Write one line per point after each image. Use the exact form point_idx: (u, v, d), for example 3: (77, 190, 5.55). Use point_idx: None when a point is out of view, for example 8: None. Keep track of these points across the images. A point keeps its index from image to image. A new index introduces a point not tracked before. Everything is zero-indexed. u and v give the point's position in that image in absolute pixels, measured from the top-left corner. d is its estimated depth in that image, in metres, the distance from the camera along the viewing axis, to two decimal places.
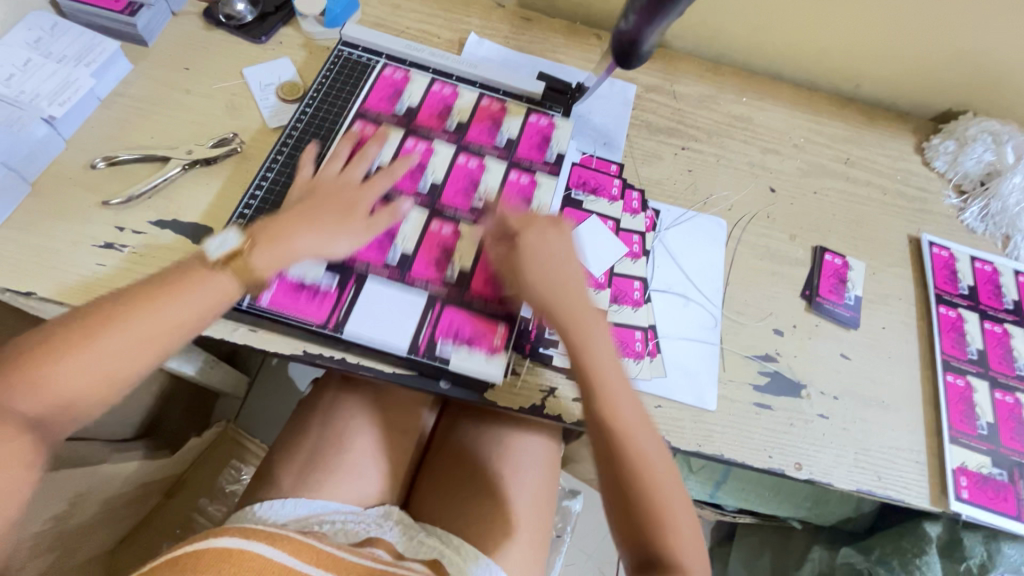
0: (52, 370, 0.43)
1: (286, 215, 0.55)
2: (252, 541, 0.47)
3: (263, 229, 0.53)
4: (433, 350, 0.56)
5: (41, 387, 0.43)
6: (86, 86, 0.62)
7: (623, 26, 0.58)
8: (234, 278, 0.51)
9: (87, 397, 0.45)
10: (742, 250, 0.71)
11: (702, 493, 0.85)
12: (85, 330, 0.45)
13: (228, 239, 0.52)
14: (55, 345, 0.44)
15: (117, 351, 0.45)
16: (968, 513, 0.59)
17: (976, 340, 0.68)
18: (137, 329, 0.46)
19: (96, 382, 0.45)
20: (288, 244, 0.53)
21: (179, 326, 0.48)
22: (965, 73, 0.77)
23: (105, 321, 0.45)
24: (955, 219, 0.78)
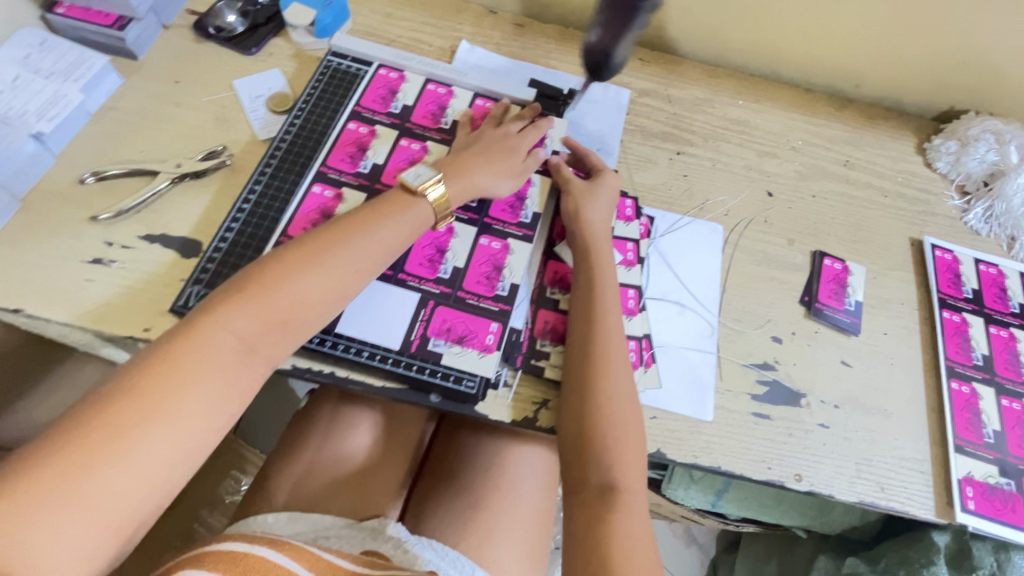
0: (286, 291, 0.48)
1: (467, 153, 0.61)
2: (253, 544, 0.46)
3: (449, 164, 0.59)
4: (426, 346, 0.55)
5: (277, 305, 0.47)
6: (75, 102, 0.62)
7: (590, 39, 0.61)
8: (432, 209, 0.57)
9: (302, 319, 0.49)
10: (740, 256, 0.70)
11: (703, 502, 0.80)
12: (310, 248, 0.50)
13: (423, 172, 0.57)
14: (266, 270, 0.48)
15: (330, 275, 0.50)
16: (974, 525, 0.57)
17: (982, 346, 0.66)
18: (345, 256, 0.51)
19: (315, 303, 0.49)
20: (471, 177, 0.59)
21: (366, 259, 0.52)
22: (966, 73, 0.75)
23: (304, 248, 0.50)
24: (958, 220, 0.77)
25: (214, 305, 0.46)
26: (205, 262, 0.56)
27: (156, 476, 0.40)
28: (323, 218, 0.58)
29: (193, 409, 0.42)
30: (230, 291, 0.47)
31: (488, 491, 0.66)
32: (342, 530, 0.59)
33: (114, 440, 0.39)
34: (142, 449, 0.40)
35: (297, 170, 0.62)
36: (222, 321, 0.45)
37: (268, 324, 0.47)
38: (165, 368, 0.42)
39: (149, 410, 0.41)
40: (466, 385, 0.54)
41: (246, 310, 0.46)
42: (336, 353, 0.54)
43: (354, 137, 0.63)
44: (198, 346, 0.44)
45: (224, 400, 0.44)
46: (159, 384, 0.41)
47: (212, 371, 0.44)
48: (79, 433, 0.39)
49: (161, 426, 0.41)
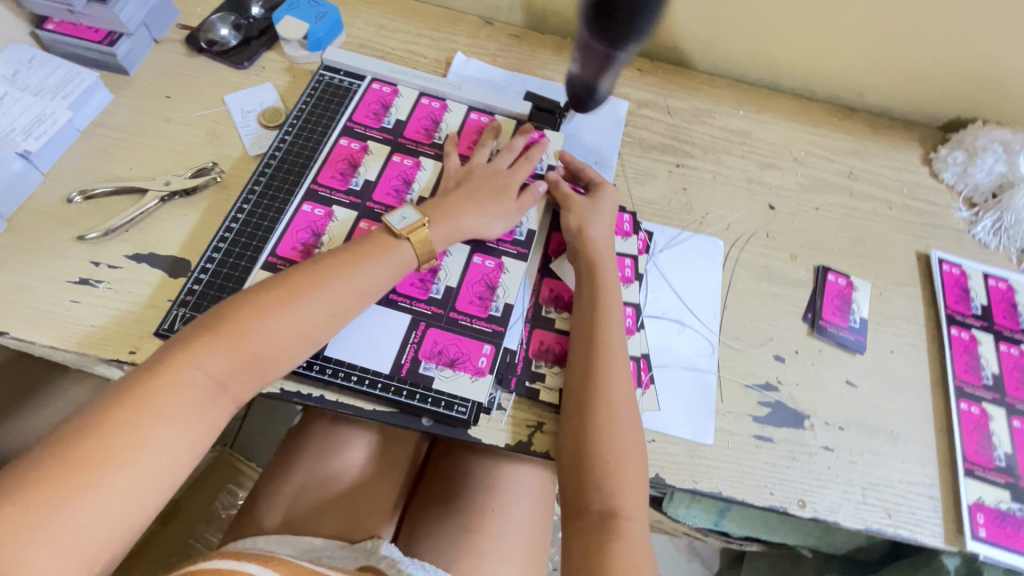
0: (259, 330, 0.46)
1: (457, 193, 0.59)
2: (242, 561, 0.44)
3: (439, 206, 0.58)
4: (417, 370, 0.54)
5: (248, 346, 0.46)
6: (62, 119, 0.61)
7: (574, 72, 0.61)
8: (414, 251, 0.55)
9: (275, 359, 0.47)
10: (740, 272, 0.68)
11: (705, 521, 0.76)
12: (291, 286, 0.49)
13: (408, 214, 0.56)
14: (238, 309, 0.47)
15: (306, 314, 0.48)
16: (985, 553, 0.55)
17: (991, 364, 0.64)
18: (323, 294, 0.50)
19: (290, 343, 0.48)
20: (458, 220, 0.58)
21: (344, 298, 0.50)
22: (974, 82, 0.74)
23: (280, 287, 0.49)
24: (965, 233, 0.75)
25: (184, 343, 0.45)
26: (192, 283, 0.55)
27: (118, 520, 0.39)
28: (313, 237, 0.58)
29: (157, 451, 0.41)
30: (201, 331, 0.46)
31: (483, 514, 0.64)
32: (334, 552, 0.57)
33: (76, 481, 0.38)
34: (105, 490, 0.39)
35: (287, 188, 0.61)
36: (191, 360, 0.44)
37: (240, 363, 0.46)
38: (131, 408, 0.41)
39: (112, 451, 0.40)
40: (457, 411, 0.53)
41: (217, 350, 0.45)
42: (324, 378, 0.53)
43: (346, 153, 0.62)
44: (165, 387, 0.43)
45: (190, 442, 0.43)
46: (123, 423, 0.41)
47: (178, 412, 0.43)
48: (38, 474, 0.38)
49: (124, 465, 0.40)
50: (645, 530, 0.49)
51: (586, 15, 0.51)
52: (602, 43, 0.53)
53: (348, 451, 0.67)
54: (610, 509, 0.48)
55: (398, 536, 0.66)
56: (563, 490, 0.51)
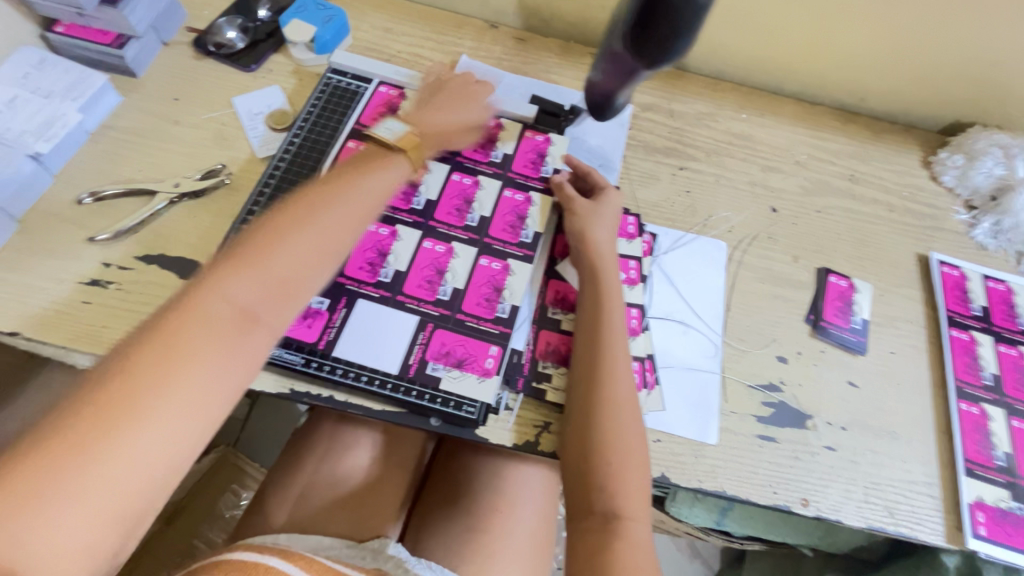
0: (286, 257, 0.44)
1: (431, 110, 0.61)
2: (263, 555, 0.44)
3: (420, 123, 0.60)
4: (424, 371, 0.54)
5: (276, 271, 0.44)
6: (73, 121, 0.62)
7: (593, 79, 0.59)
8: (408, 161, 0.56)
9: (302, 286, 0.45)
10: (743, 273, 0.69)
11: (707, 521, 0.76)
12: (301, 209, 0.47)
13: (394, 126, 0.58)
14: (262, 237, 0.44)
15: (325, 239, 0.47)
16: (986, 551, 0.56)
17: (991, 365, 0.65)
18: (341, 219, 0.48)
19: (314, 267, 0.46)
20: (437, 136, 0.61)
21: (357, 222, 0.49)
22: (974, 86, 0.75)
23: (297, 212, 0.46)
24: (965, 236, 0.76)
25: (207, 276, 0.42)
26: None
27: (152, 475, 0.36)
28: None
29: (189, 397, 0.38)
30: (223, 262, 0.43)
31: (490, 513, 0.65)
32: (342, 550, 0.58)
33: (108, 434, 0.35)
34: (137, 442, 0.35)
35: (295, 191, 0.62)
36: (220, 292, 0.41)
37: (269, 295, 0.43)
38: (159, 349, 0.38)
39: (143, 397, 0.36)
40: (466, 411, 0.54)
41: (244, 280, 0.42)
42: (335, 378, 0.54)
43: (354, 156, 0.63)
44: (194, 322, 0.39)
45: (225, 386, 0.40)
46: (153, 365, 0.37)
47: (206, 341, 0.39)
48: (68, 426, 0.34)
49: (156, 414, 0.36)
50: (648, 529, 0.50)
51: (627, 30, 0.48)
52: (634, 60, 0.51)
53: (355, 451, 0.67)
54: (615, 508, 0.49)
55: (404, 535, 0.66)
56: (567, 490, 0.52)
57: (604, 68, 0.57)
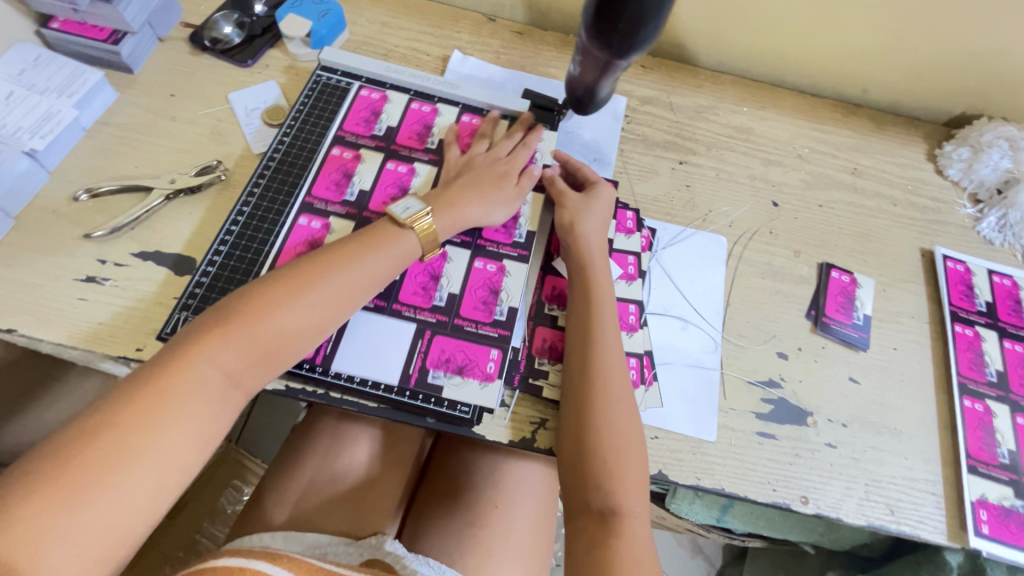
0: (272, 322, 0.47)
1: (456, 183, 0.60)
2: (250, 559, 0.44)
3: (436, 196, 0.59)
4: (426, 379, 0.54)
5: (260, 337, 0.46)
6: (68, 118, 0.62)
7: (574, 72, 0.60)
8: (419, 240, 0.56)
9: (288, 351, 0.48)
10: (743, 268, 0.68)
11: (708, 517, 0.75)
12: (305, 276, 0.49)
13: (412, 204, 0.57)
14: (252, 300, 0.47)
15: (316, 308, 0.49)
16: (989, 550, 0.55)
17: (995, 361, 0.64)
18: (333, 289, 0.50)
19: (302, 334, 0.48)
20: (460, 209, 0.58)
21: (353, 291, 0.51)
22: (980, 77, 0.73)
23: (289, 280, 0.49)
24: (970, 229, 0.74)
25: (195, 336, 0.45)
26: (193, 288, 0.55)
27: (130, 521, 0.39)
28: (311, 249, 0.57)
29: (170, 452, 0.41)
30: (211, 324, 0.46)
31: (487, 510, 0.65)
32: (338, 548, 0.57)
33: (92, 480, 0.38)
34: (119, 489, 0.38)
35: (283, 195, 0.61)
36: (205, 354, 0.44)
37: (253, 358, 0.46)
38: (143, 407, 0.41)
39: (128, 449, 0.39)
40: (460, 411, 0.53)
41: (229, 344, 0.45)
42: (328, 379, 0.53)
43: (340, 163, 0.62)
44: (179, 382, 0.42)
45: (204, 440, 0.43)
46: (137, 420, 0.40)
47: (194, 403, 0.43)
48: (56, 470, 0.37)
49: (138, 465, 0.39)
50: (646, 527, 0.49)
51: (590, 25, 0.48)
52: (604, 55, 0.51)
53: (352, 448, 0.67)
54: (612, 507, 0.48)
55: (402, 532, 0.66)
56: (564, 490, 0.52)
57: (581, 61, 0.57)
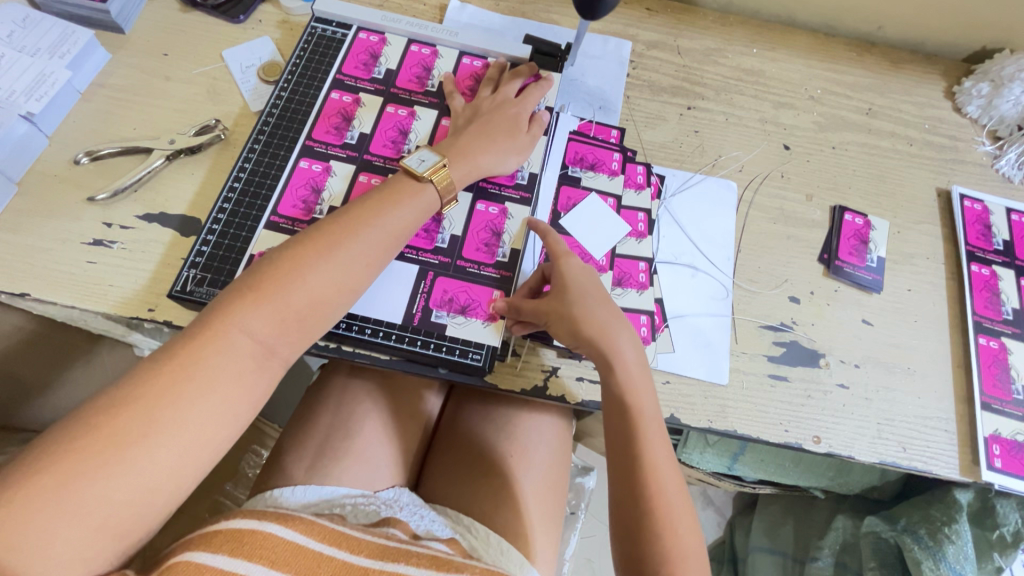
0: (302, 288, 0.46)
1: (469, 132, 0.58)
2: (262, 521, 0.43)
3: (448, 145, 0.57)
4: (429, 318, 0.54)
5: (291, 303, 0.46)
6: (62, 79, 0.60)
7: None
8: (438, 192, 0.54)
9: (318, 318, 0.48)
10: (754, 214, 0.67)
11: (719, 465, 0.77)
12: (329, 240, 0.49)
13: (427, 156, 0.55)
14: (278, 266, 0.47)
15: (342, 273, 0.48)
16: (1000, 483, 0.56)
17: (1011, 299, 0.63)
18: (359, 252, 0.49)
19: (329, 300, 0.48)
20: (475, 156, 0.57)
21: (377, 254, 0.50)
22: (1004, 7, 0.69)
23: (313, 245, 0.48)
24: (988, 167, 0.72)
25: (223, 307, 0.45)
26: (200, 246, 0.55)
27: (162, 490, 0.40)
28: (314, 194, 0.57)
29: (197, 424, 0.41)
30: (238, 293, 0.45)
31: (502, 459, 0.66)
32: (356, 501, 0.58)
33: (115, 451, 0.38)
34: (141, 464, 0.38)
35: (288, 142, 0.60)
36: (234, 322, 0.44)
37: (285, 325, 0.46)
38: (170, 376, 0.41)
39: (154, 423, 0.39)
40: (472, 358, 0.53)
41: (261, 312, 0.45)
42: (339, 332, 0.53)
43: (339, 106, 0.61)
44: (211, 352, 0.42)
45: (234, 413, 0.43)
46: (164, 393, 0.40)
47: (221, 374, 0.42)
48: (82, 443, 0.37)
49: (165, 438, 0.40)
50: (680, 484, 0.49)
51: None
52: None
53: (364, 406, 0.66)
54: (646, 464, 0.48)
55: (419, 484, 0.67)
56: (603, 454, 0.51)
57: None
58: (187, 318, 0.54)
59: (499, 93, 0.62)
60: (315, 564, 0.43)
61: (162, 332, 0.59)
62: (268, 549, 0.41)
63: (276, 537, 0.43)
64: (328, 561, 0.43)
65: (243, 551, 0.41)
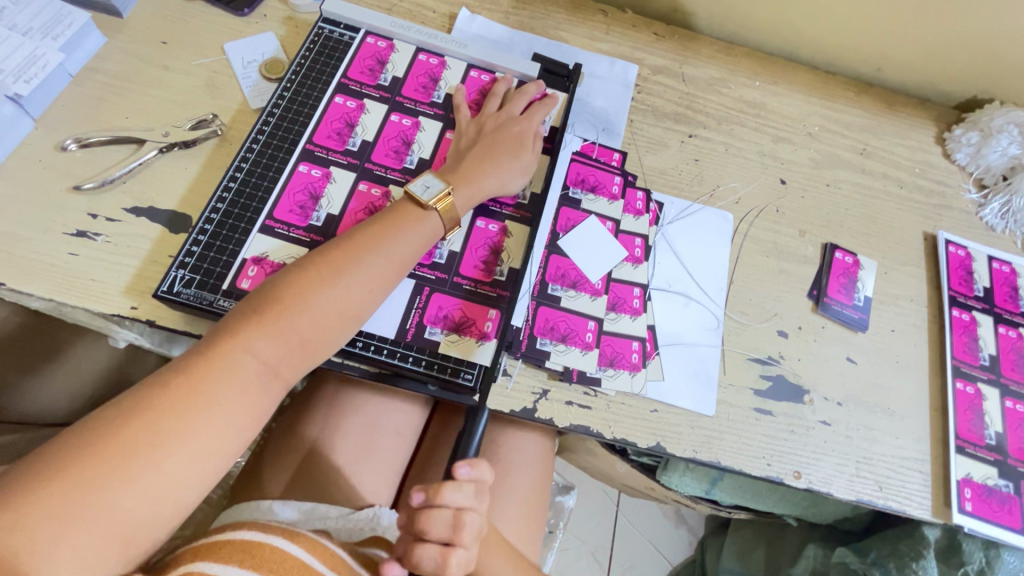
0: (306, 312, 0.46)
1: (471, 154, 0.58)
2: (269, 535, 0.44)
3: (452, 168, 0.57)
4: (423, 335, 0.53)
5: (296, 327, 0.46)
6: (54, 61, 0.58)
7: None
8: (441, 219, 0.54)
9: (322, 342, 0.47)
10: (749, 246, 0.68)
11: (696, 489, 0.77)
12: (335, 265, 0.48)
13: (431, 182, 0.55)
14: (283, 290, 0.46)
15: (347, 299, 0.48)
16: (970, 526, 0.57)
17: (989, 345, 0.65)
18: (365, 278, 0.49)
19: (334, 325, 0.48)
20: (478, 180, 0.57)
21: (384, 280, 0.50)
22: (996, 60, 0.72)
23: (319, 269, 0.48)
24: (974, 215, 0.74)
25: (230, 328, 0.45)
26: (191, 244, 0.53)
27: (166, 502, 0.40)
28: (312, 199, 0.56)
29: (204, 436, 0.42)
30: (243, 315, 0.45)
31: None
32: (336, 520, 0.55)
33: (121, 459, 0.38)
34: (147, 473, 0.39)
35: (288, 143, 0.59)
36: (242, 343, 0.44)
37: (289, 346, 0.46)
38: (179, 389, 0.42)
39: (161, 434, 0.40)
40: (464, 377, 0.53)
41: (266, 335, 0.45)
42: None
43: (342, 111, 0.60)
44: (216, 371, 0.43)
45: (238, 428, 0.43)
46: (173, 404, 0.41)
47: (226, 391, 0.43)
48: (90, 450, 0.38)
49: (171, 449, 0.40)
50: None
51: None
52: None
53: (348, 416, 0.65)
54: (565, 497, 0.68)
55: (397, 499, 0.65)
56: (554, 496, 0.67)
57: None
58: (172, 317, 0.53)
59: (503, 112, 0.62)
60: None
61: (143, 329, 0.57)
62: (275, 562, 0.42)
63: (282, 552, 0.43)
64: None
65: (255, 562, 0.41)
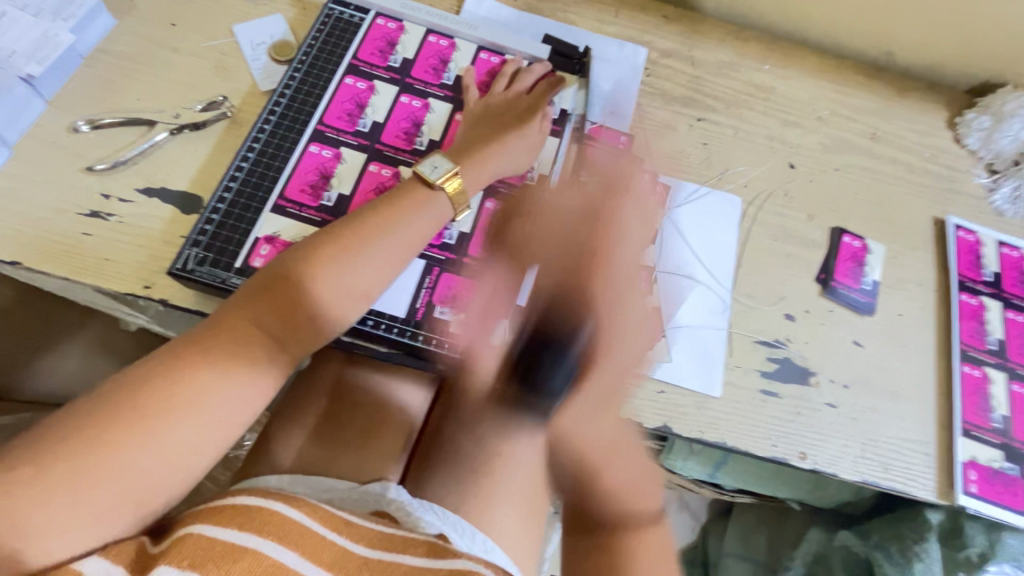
0: (316, 289, 0.47)
1: (482, 136, 0.58)
2: (269, 500, 0.44)
3: (463, 149, 0.58)
4: (432, 314, 0.55)
5: (306, 303, 0.47)
6: (65, 43, 0.59)
7: None
8: (450, 201, 0.55)
9: (332, 320, 0.48)
10: (757, 230, 0.68)
11: (700, 472, 0.79)
12: (346, 244, 0.49)
13: (440, 163, 0.55)
14: (294, 267, 0.47)
15: (357, 277, 0.48)
16: (975, 508, 0.58)
17: (996, 330, 0.65)
18: (375, 257, 0.50)
19: (343, 303, 0.48)
20: (488, 161, 0.58)
21: (393, 259, 0.50)
22: (1010, 43, 0.71)
23: (330, 247, 0.49)
24: (984, 200, 0.74)
25: (242, 302, 0.46)
26: (203, 223, 0.54)
27: (180, 466, 0.41)
28: (322, 180, 0.57)
29: (218, 405, 0.43)
30: (256, 290, 0.47)
31: None
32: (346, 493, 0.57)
33: (138, 421, 0.40)
34: (165, 437, 0.41)
35: (298, 124, 0.59)
36: (254, 317, 0.46)
37: (298, 322, 0.47)
38: (193, 358, 0.43)
39: (178, 400, 0.42)
40: None
41: (276, 310, 0.46)
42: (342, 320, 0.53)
43: (352, 92, 0.60)
44: (228, 342, 0.44)
45: (250, 398, 0.45)
46: (189, 372, 0.42)
47: (239, 362, 0.44)
48: (111, 412, 0.40)
49: (187, 415, 0.42)
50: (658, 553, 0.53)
51: None
52: None
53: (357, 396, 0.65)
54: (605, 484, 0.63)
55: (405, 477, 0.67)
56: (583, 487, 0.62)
57: None
58: (185, 296, 0.53)
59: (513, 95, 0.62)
60: (318, 547, 0.43)
61: (155, 309, 0.57)
62: (275, 524, 0.42)
63: (282, 515, 0.43)
64: (331, 546, 0.43)
65: (253, 527, 0.41)
